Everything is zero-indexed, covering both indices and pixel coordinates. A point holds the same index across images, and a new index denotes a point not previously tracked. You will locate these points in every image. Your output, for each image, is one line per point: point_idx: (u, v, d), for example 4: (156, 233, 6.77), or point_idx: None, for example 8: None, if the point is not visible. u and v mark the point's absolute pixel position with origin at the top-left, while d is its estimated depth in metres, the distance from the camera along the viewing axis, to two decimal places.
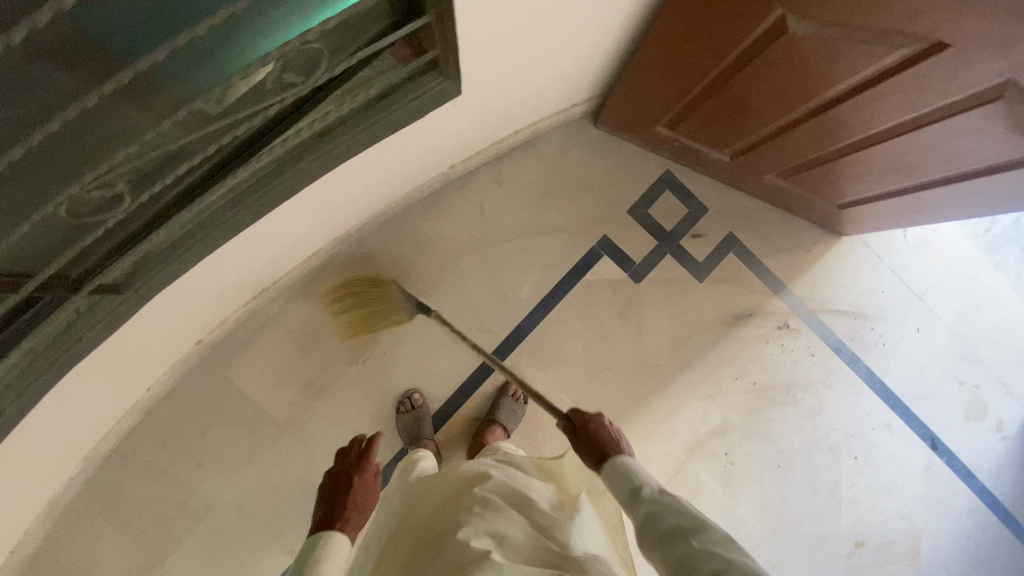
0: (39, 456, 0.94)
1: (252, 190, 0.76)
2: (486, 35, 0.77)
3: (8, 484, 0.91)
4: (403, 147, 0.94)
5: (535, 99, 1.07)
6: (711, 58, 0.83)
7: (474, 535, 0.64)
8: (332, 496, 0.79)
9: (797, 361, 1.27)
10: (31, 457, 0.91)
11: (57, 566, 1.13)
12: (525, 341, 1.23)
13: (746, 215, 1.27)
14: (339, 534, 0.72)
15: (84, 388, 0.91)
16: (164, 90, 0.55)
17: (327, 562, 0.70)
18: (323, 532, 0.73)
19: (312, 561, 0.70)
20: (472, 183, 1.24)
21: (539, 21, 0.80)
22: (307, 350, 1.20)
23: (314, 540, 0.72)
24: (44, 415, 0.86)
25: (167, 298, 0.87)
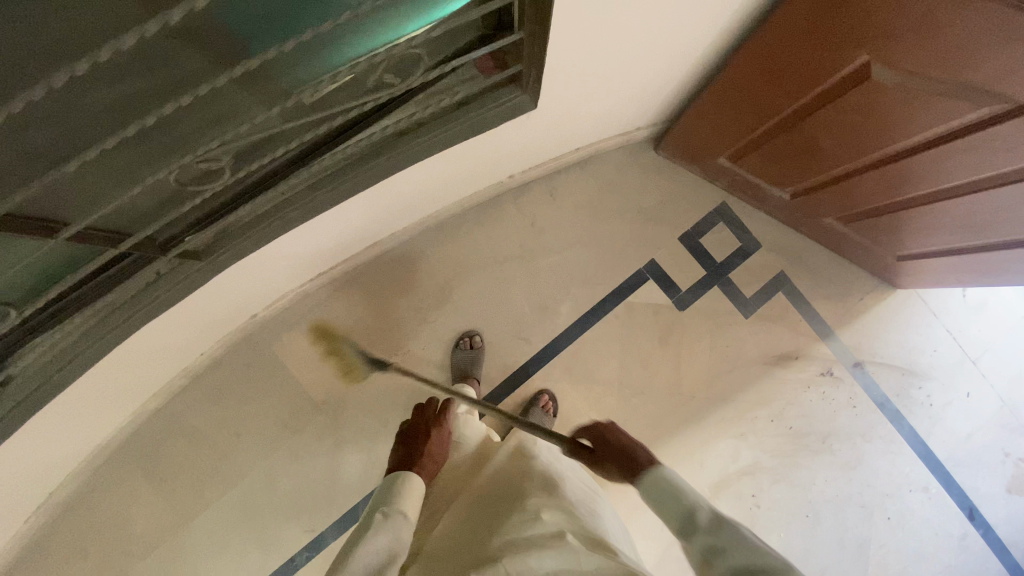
0: (100, 403, 1.01)
1: (330, 179, 0.80)
2: (572, 56, 0.79)
3: (70, 425, 0.98)
4: (471, 153, 0.97)
5: (601, 120, 1.09)
6: (788, 95, 0.84)
7: (546, 508, 0.71)
8: (410, 443, 0.88)
9: (837, 410, 1.24)
10: (95, 402, 0.98)
11: (100, 506, 1.21)
12: (561, 354, 1.24)
13: (799, 255, 1.26)
14: (416, 476, 0.80)
15: (154, 346, 0.98)
16: (274, 78, 0.58)
17: (405, 497, 0.76)
18: (402, 472, 0.80)
19: (392, 496, 0.76)
20: (529, 194, 1.26)
21: (619, 46, 0.83)
22: (351, 336, 1.24)
23: (392, 478, 0.79)
24: (113, 367, 0.93)
25: (235, 270, 0.92)
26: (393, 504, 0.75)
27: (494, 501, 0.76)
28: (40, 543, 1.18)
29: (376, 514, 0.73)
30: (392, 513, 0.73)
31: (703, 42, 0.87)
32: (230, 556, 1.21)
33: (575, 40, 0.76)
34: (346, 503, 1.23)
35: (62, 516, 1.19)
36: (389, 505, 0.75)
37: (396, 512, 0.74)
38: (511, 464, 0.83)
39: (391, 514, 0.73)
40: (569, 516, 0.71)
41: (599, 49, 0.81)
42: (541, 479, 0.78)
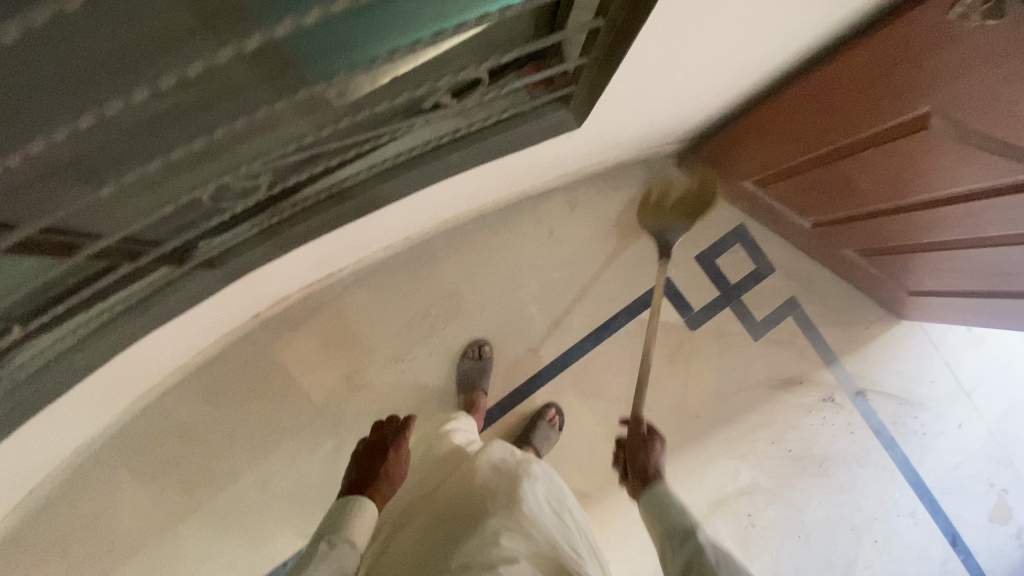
0: (93, 403, 0.96)
1: (361, 189, 0.76)
2: (631, 86, 0.75)
3: (60, 424, 0.93)
4: (503, 168, 0.92)
5: (632, 138, 1.06)
6: (835, 132, 0.83)
7: (507, 530, 0.69)
8: (367, 460, 0.82)
9: (835, 435, 1.26)
10: (87, 404, 0.93)
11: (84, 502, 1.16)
12: (570, 368, 1.23)
13: (811, 281, 1.26)
14: (369, 501, 0.74)
15: (156, 349, 0.92)
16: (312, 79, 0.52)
17: (355, 527, 0.72)
18: (355, 496, 0.75)
19: (340, 522, 0.72)
20: (547, 204, 1.23)
21: (672, 80, 0.79)
22: (356, 339, 1.21)
23: (342, 503, 0.74)
24: (113, 369, 0.88)
25: (250, 279, 0.88)
26: (338, 533, 0.71)
27: (457, 518, 0.72)
28: (19, 539, 1.14)
29: (319, 543, 0.69)
30: (338, 544, 0.69)
31: (751, 74, 0.85)
32: (217, 561, 1.17)
33: (633, 78, 0.73)
34: None
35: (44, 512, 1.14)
36: (335, 534, 0.70)
37: (342, 542, 0.70)
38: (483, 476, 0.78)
39: (337, 544, 0.70)
40: (528, 539, 0.70)
41: (651, 83, 0.78)
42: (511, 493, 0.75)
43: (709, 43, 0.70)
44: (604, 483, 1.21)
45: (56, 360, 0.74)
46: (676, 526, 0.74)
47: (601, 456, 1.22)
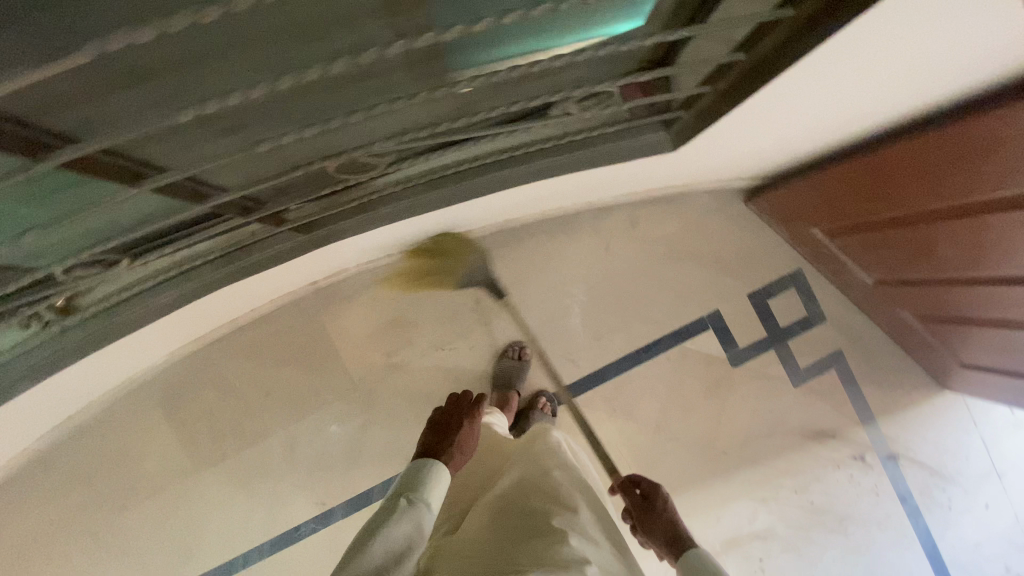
0: (152, 344, 0.99)
1: (451, 180, 0.78)
2: (736, 122, 0.75)
3: (119, 359, 0.96)
4: (583, 179, 0.93)
5: (709, 168, 1.07)
6: (922, 197, 0.82)
7: (572, 532, 0.72)
8: (442, 429, 0.84)
9: (859, 495, 1.25)
10: (147, 343, 0.96)
11: (116, 435, 1.18)
12: (605, 384, 1.22)
13: (860, 337, 1.25)
14: (444, 467, 0.77)
15: (220, 303, 0.95)
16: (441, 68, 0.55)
17: (432, 489, 0.75)
18: (432, 460, 0.77)
19: (417, 483, 0.75)
20: (608, 217, 1.22)
21: (772, 124, 0.79)
22: (401, 322, 1.22)
23: (418, 464, 0.77)
24: (181, 316, 0.91)
25: (325, 251, 0.91)
26: (416, 493, 0.74)
27: (524, 513, 0.75)
28: (53, 458, 1.18)
29: (399, 500, 0.72)
30: (416, 505, 0.72)
31: (847, 130, 0.85)
32: (234, 514, 1.20)
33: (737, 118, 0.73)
34: (362, 485, 1.21)
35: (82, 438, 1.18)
36: (414, 494, 0.73)
37: (418, 501, 0.73)
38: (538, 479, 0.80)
39: (415, 504, 0.72)
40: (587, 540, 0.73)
41: (750, 125, 0.78)
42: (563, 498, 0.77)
43: (829, 95, 0.68)
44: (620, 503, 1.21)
45: (137, 298, 0.79)
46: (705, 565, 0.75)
47: (622, 476, 1.22)
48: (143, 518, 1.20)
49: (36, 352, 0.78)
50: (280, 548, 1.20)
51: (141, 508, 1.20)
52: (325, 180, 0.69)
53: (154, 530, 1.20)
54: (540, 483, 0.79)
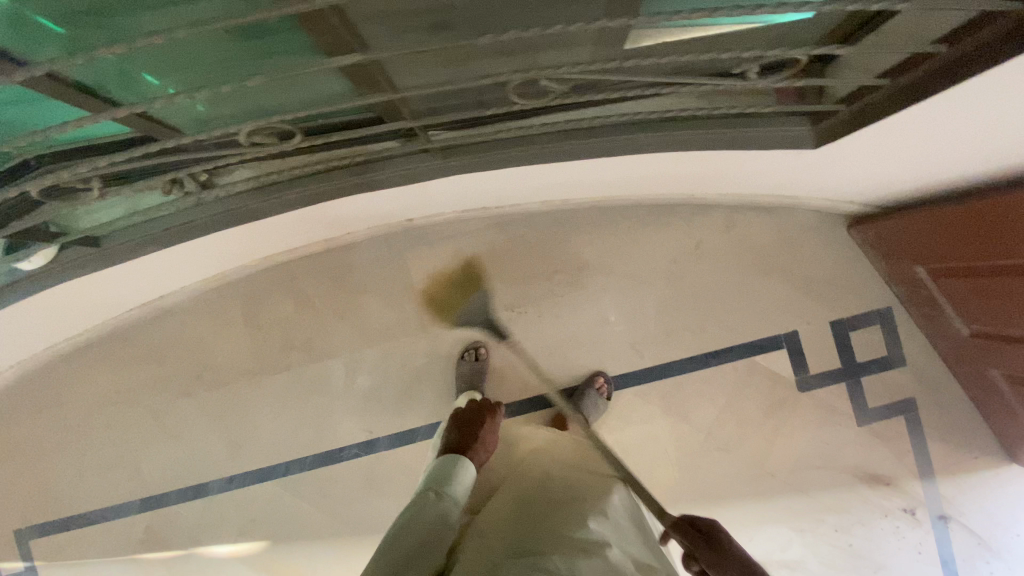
0: (257, 243, 1.04)
1: (589, 133, 0.80)
2: (887, 131, 0.73)
3: (224, 250, 1.01)
4: (705, 167, 0.92)
5: (823, 185, 1.05)
6: None
7: (592, 517, 0.71)
8: (464, 427, 0.91)
9: (899, 548, 1.20)
10: (255, 240, 1.01)
11: (195, 326, 1.25)
12: (666, 380, 1.21)
13: (936, 390, 1.21)
14: (469, 463, 0.83)
15: (328, 215, 0.98)
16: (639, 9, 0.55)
17: (459, 483, 0.80)
18: (457, 455, 0.84)
19: (445, 479, 0.80)
20: (704, 215, 1.20)
21: (914, 145, 0.78)
22: (478, 276, 1.24)
23: (445, 462, 0.83)
24: (296, 220, 0.95)
25: (441, 184, 0.93)
26: (443, 487, 0.79)
27: (542, 500, 0.74)
28: (134, 333, 1.26)
29: (428, 492, 0.77)
30: (444, 495, 0.77)
31: (982, 165, 0.83)
32: (284, 423, 1.25)
33: (882, 129, 0.72)
34: (411, 423, 1.24)
35: (166, 321, 1.25)
36: (442, 486, 0.78)
37: (448, 493, 0.78)
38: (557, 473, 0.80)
39: (444, 494, 0.77)
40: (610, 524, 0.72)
41: (894, 139, 0.76)
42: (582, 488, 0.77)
43: (968, 125, 0.68)
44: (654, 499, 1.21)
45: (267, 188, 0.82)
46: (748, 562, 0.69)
47: (662, 474, 1.21)
48: (201, 408, 1.26)
49: (168, 219, 0.82)
50: (320, 465, 1.25)
51: (200, 398, 1.26)
52: (480, 103, 0.72)
53: (209, 421, 1.26)
54: (556, 477, 0.79)
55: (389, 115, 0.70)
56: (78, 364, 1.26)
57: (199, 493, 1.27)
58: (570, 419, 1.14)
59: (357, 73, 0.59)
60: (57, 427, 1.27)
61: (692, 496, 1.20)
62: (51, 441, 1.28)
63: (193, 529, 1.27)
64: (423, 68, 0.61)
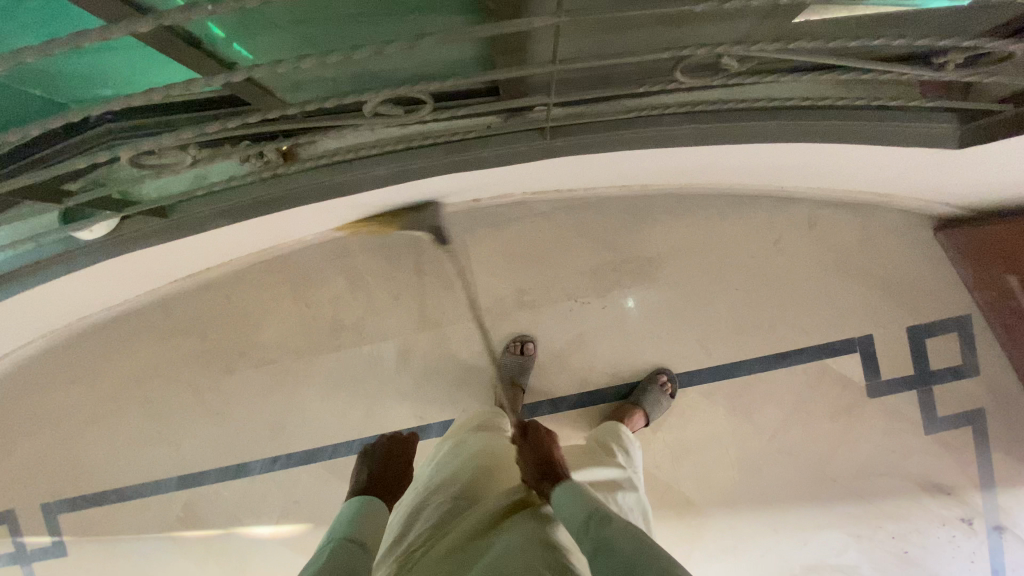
0: (326, 219, 0.98)
1: (712, 117, 0.72)
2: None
3: (292, 224, 0.95)
4: (817, 157, 0.88)
5: (921, 184, 1.01)
6: None
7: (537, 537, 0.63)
8: (381, 470, 0.80)
9: (955, 558, 1.17)
10: (327, 216, 0.95)
11: (245, 298, 1.20)
12: (731, 378, 1.18)
13: (1007, 401, 1.17)
14: (377, 500, 0.73)
15: (408, 194, 0.91)
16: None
17: (366, 520, 0.68)
18: (362, 498, 0.73)
19: (354, 524, 0.67)
20: (790, 209, 1.17)
21: None
22: (544, 261, 1.19)
23: (354, 507, 0.70)
24: (376, 198, 0.89)
25: (534, 167, 0.86)
26: (352, 532, 0.65)
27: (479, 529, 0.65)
28: (179, 304, 1.20)
29: (331, 539, 0.65)
30: (347, 535, 0.65)
31: None
32: (332, 405, 1.20)
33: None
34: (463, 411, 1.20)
35: (215, 291, 1.20)
36: (347, 529, 0.66)
37: (357, 538, 0.64)
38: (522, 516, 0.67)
39: (346, 536, 0.65)
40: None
41: None
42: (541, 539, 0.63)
43: None
44: (712, 500, 1.18)
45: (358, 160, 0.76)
46: (577, 514, 0.63)
47: (722, 474, 1.18)
48: (245, 385, 1.21)
49: (247, 190, 0.76)
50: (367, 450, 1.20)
51: (244, 375, 1.21)
52: (611, 79, 0.65)
53: (253, 400, 1.21)
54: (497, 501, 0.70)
55: (517, 87, 0.64)
56: (116, 333, 1.21)
57: (240, 473, 1.20)
58: (628, 412, 1.10)
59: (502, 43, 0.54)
60: (90, 398, 1.21)
61: (748, 496, 1.18)
62: (82, 408, 1.22)
63: (230, 510, 1.20)
64: (581, 33, 0.54)
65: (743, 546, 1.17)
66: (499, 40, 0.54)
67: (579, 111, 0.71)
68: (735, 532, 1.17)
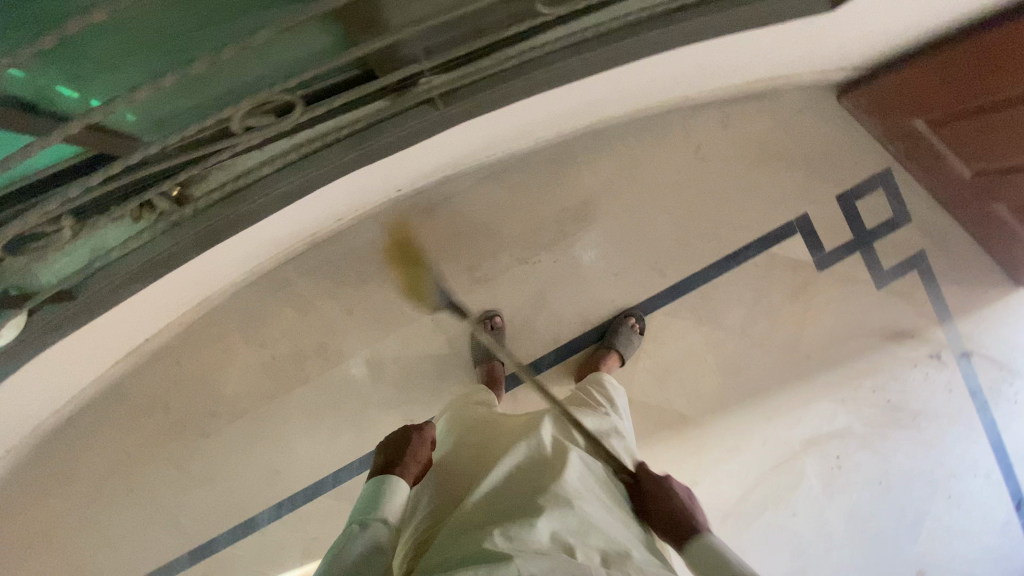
0: (252, 250, 0.96)
1: (595, 45, 0.72)
2: None
3: (219, 261, 0.91)
4: (707, 58, 0.91)
5: (812, 56, 1.05)
6: None
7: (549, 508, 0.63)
8: (397, 442, 0.78)
9: (934, 392, 1.26)
10: (251, 246, 0.92)
11: (194, 356, 1.16)
12: (692, 293, 1.21)
13: (943, 237, 1.25)
14: (399, 481, 0.72)
15: (333, 197, 0.89)
16: None
17: (387, 504, 0.69)
18: (383, 476, 0.72)
19: (375, 504, 0.69)
20: (699, 115, 1.20)
21: None
22: (484, 233, 1.18)
23: (374, 485, 0.71)
24: (296, 212, 0.86)
25: (450, 136, 0.85)
26: (373, 513, 0.68)
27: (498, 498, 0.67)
28: (129, 384, 1.15)
29: (352, 526, 0.66)
30: (373, 523, 0.66)
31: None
32: (321, 435, 1.18)
33: None
34: None
35: (163, 357, 1.15)
36: (369, 514, 0.67)
37: (376, 521, 0.67)
38: (525, 460, 0.71)
39: (370, 523, 0.66)
40: (578, 516, 0.64)
41: None
42: (550, 477, 0.68)
43: None
44: (705, 410, 1.22)
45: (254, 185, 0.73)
46: None
47: (708, 384, 1.22)
48: (224, 443, 1.17)
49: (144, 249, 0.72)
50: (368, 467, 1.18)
51: (221, 434, 1.17)
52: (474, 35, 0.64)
53: (238, 455, 1.17)
54: (517, 477, 0.69)
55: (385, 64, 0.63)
56: (74, 433, 1.14)
57: (250, 529, 1.17)
58: (604, 359, 1.12)
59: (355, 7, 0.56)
60: (66, 507, 1.14)
61: (738, 395, 1.23)
62: (59, 518, 1.14)
63: (250, 568, 1.16)
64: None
65: (745, 441, 1.22)
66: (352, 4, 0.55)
67: (462, 74, 0.69)
68: (734, 430, 1.22)
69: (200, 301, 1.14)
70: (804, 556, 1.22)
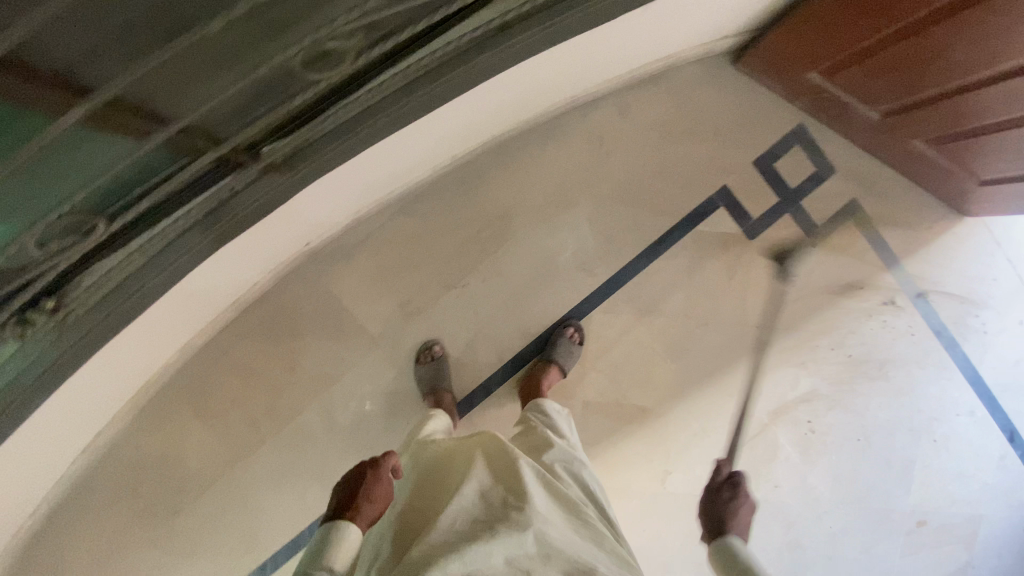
0: (171, 324, 0.99)
1: (429, 80, 0.74)
2: None
3: (135, 342, 0.93)
4: (569, 57, 0.94)
5: (690, 32, 1.06)
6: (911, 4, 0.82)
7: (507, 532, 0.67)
8: (355, 480, 0.76)
9: (895, 338, 1.22)
10: (169, 319, 0.96)
11: (152, 439, 1.18)
12: (626, 285, 1.20)
13: (873, 181, 1.22)
14: (347, 529, 0.70)
15: (226, 261, 0.92)
16: None
17: (332, 554, 0.69)
18: (333, 521, 0.71)
19: (321, 553, 0.69)
20: (597, 110, 1.19)
21: None
22: (408, 266, 1.18)
23: (324, 531, 0.71)
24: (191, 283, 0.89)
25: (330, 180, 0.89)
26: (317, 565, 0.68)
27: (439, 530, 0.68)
28: (94, 479, 1.18)
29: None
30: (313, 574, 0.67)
31: None
32: (290, 491, 1.20)
33: None
34: None
35: (122, 446, 1.18)
36: (312, 566, 0.68)
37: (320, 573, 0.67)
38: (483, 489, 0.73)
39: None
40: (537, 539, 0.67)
41: None
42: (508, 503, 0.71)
43: None
44: (663, 400, 1.20)
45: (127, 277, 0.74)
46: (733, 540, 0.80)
47: (660, 373, 1.21)
48: (197, 517, 1.19)
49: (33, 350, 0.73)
50: None
51: (192, 510, 1.19)
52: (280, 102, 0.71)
53: (213, 526, 1.19)
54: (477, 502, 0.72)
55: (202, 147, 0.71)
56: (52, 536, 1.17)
57: None
58: (545, 373, 1.12)
59: (122, 113, 0.64)
60: None
61: (693, 379, 1.21)
62: None
63: None
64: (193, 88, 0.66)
65: (710, 422, 1.20)
66: (115, 111, 0.63)
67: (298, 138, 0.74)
68: (697, 413, 1.20)
69: (144, 386, 1.16)
70: (794, 527, 1.20)
